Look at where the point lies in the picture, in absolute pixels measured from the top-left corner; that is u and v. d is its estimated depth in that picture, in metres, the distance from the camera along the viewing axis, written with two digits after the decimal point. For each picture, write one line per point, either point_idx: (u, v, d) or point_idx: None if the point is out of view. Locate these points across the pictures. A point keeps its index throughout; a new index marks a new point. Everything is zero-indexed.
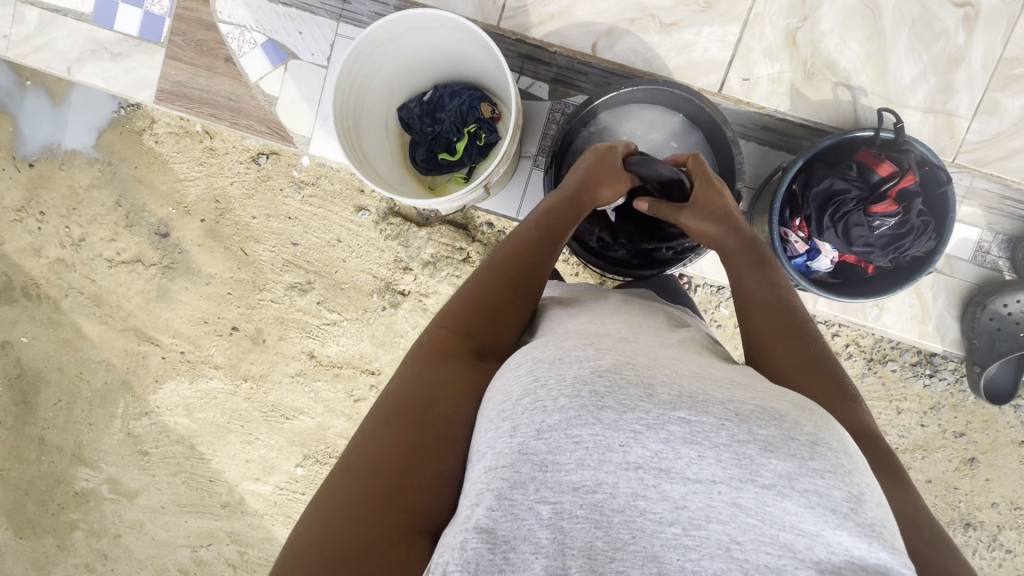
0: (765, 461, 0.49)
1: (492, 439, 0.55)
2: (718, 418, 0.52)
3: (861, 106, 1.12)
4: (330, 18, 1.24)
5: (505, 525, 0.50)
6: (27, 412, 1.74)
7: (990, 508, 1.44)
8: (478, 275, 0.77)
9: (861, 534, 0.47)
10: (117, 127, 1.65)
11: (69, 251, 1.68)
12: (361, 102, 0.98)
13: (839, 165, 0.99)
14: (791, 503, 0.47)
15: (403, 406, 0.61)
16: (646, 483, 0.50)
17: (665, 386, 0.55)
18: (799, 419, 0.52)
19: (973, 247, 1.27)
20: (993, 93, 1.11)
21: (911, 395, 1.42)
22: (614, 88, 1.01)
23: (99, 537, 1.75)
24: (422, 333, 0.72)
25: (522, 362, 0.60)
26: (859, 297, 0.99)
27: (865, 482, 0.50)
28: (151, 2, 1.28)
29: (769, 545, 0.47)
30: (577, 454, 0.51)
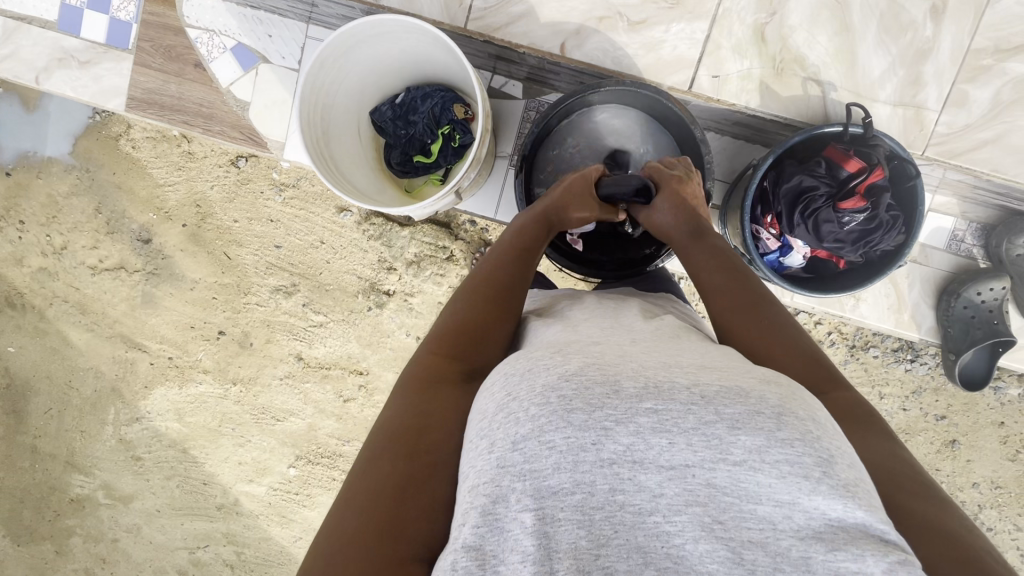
0: (734, 439, 0.50)
1: (472, 457, 0.55)
2: (685, 402, 0.52)
3: (831, 100, 1.12)
4: (299, 20, 1.23)
5: (492, 540, 0.51)
6: (18, 421, 1.74)
7: (971, 488, 1.46)
8: (461, 298, 0.78)
9: (836, 495, 0.47)
10: (93, 133, 1.63)
11: (52, 259, 1.67)
12: (330, 112, 0.97)
13: (809, 162, 1.00)
14: (765, 476, 0.49)
15: (396, 435, 0.62)
16: (623, 478, 0.51)
17: (630, 379, 0.55)
18: (765, 393, 0.53)
19: (949, 236, 1.25)
20: (962, 85, 1.11)
21: (893, 380, 1.44)
22: (581, 90, 1.01)
23: (97, 542, 1.77)
24: (413, 359, 0.72)
25: (496, 379, 0.60)
26: (831, 292, 0.99)
27: (834, 444, 0.51)
28: (116, 8, 1.26)
29: (750, 521, 0.48)
30: (553, 459, 0.51)
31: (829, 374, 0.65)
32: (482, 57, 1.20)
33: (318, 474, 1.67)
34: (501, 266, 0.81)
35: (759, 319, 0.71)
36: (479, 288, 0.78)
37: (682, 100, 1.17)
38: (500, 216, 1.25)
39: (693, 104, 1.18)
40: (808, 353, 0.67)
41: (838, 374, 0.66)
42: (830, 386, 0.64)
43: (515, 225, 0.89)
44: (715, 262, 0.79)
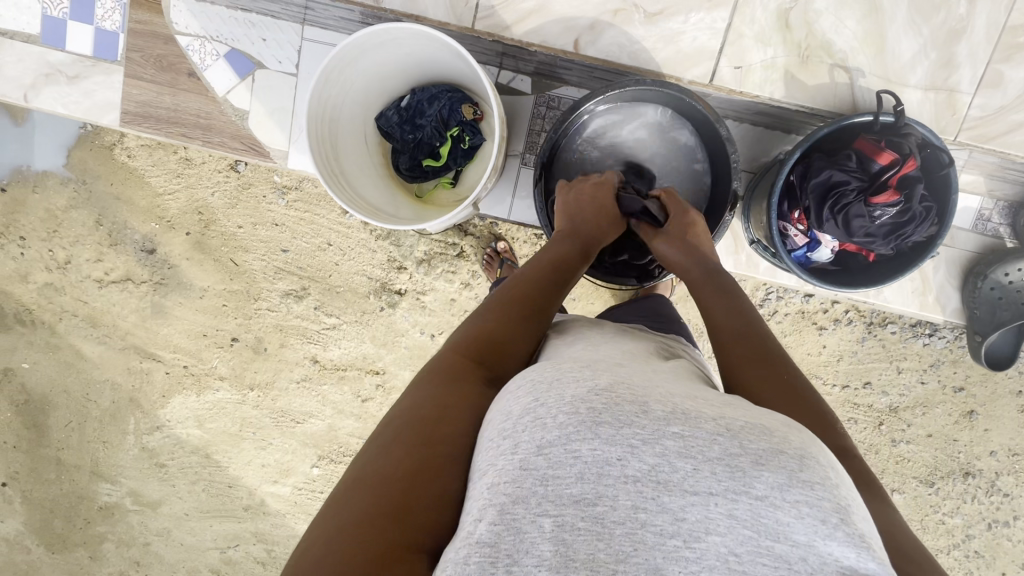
0: (757, 474, 0.49)
1: (492, 457, 0.54)
2: (711, 432, 0.52)
3: (859, 87, 1.09)
4: (294, 21, 1.17)
5: (508, 539, 0.48)
6: (39, 435, 1.75)
7: (989, 456, 1.48)
8: (490, 305, 0.76)
9: (851, 543, 0.46)
10: (86, 144, 1.59)
11: (57, 274, 1.65)
12: (337, 122, 0.94)
13: (838, 155, 0.97)
14: (784, 514, 0.47)
15: (410, 425, 0.60)
16: (646, 496, 0.49)
17: (658, 402, 0.54)
18: (788, 434, 0.53)
19: (974, 216, 1.23)
20: (996, 65, 1.08)
21: (911, 354, 1.45)
22: (600, 93, 0.97)
23: (129, 546, 1.79)
24: (433, 357, 0.70)
25: (522, 382, 0.60)
26: (853, 287, 0.98)
27: (850, 492, 0.51)
28: (101, 17, 1.20)
29: (766, 557, 0.46)
30: (577, 468, 0.50)
31: (840, 440, 0.64)
32: (489, 55, 1.17)
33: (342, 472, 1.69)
34: (536, 282, 0.80)
35: (768, 368, 0.70)
36: (507, 300, 0.76)
37: (702, 93, 1.14)
38: (513, 217, 1.21)
39: (714, 96, 1.15)
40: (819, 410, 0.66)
41: (846, 440, 0.65)
42: (837, 453, 0.62)
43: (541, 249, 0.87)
44: (729, 309, 0.79)
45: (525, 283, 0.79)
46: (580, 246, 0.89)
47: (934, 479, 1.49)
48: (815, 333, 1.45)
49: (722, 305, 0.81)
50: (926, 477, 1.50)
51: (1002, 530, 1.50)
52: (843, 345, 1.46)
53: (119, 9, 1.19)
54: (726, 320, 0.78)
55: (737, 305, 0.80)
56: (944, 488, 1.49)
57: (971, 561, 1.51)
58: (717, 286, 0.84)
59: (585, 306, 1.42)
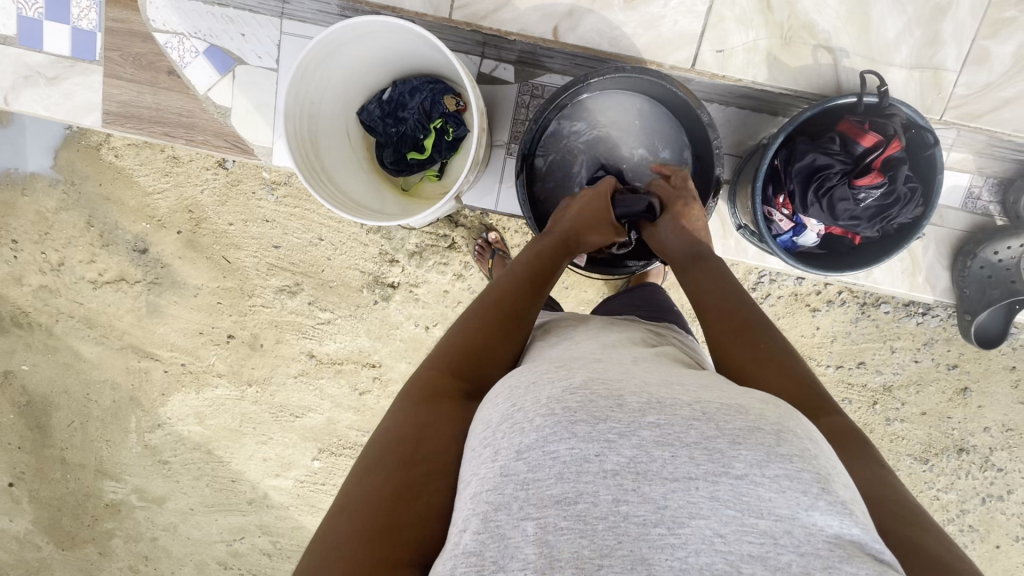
0: (735, 454, 0.49)
1: (475, 465, 0.54)
2: (687, 418, 0.52)
3: (843, 69, 1.08)
4: (272, 15, 1.16)
5: (493, 547, 0.49)
6: (43, 435, 1.76)
7: (983, 432, 1.49)
8: (470, 316, 0.76)
9: (833, 512, 0.47)
10: (73, 145, 1.58)
11: (51, 277, 1.65)
12: (317, 117, 0.93)
13: (821, 138, 0.96)
14: (764, 489, 0.47)
15: (393, 446, 0.60)
16: (626, 488, 0.49)
17: (633, 394, 0.55)
18: (763, 411, 0.54)
19: (964, 194, 1.22)
20: (982, 41, 1.07)
21: (904, 333, 1.45)
22: (580, 81, 0.96)
23: (137, 541, 1.81)
24: (414, 375, 0.70)
25: (501, 390, 0.60)
26: (838, 271, 0.98)
27: (829, 462, 0.51)
28: (77, 17, 1.18)
29: (751, 534, 0.46)
30: (557, 469, 0.50)
31: (817, 397, 0.66)
32: (469, 44, 1.15)
33: (342, 464, 1.70)
34: (521, 282, 0.81)
35: (753, 344, 0.72)
36: (491, 301, 0.78)
37: (684, 78, 1.13)
38: (500, 209, 1.20)
39: (697, 81, 1.14)
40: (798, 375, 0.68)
41: (828, 399, 0.66)
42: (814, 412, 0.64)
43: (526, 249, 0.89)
44: (717, 290, 0.80)
45: (504, 291, 0.79)
46: (563, 246, 0.90)
47: (928, 456, 1.50)
48: (808, 315, 1.45)
49: (708, 284, 0.82)
50: (921, 454, 1.51)
51: (997, 504, 1.51)
52: (837, 326, 1.46)
53: (95, 8, 1.18)
54: (713, 301, 0.79)
55: (722, 284, 0.81)
56: (939, 465, 1.51)
57: (966, 535, 1.53)
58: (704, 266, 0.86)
59: (576, 295, 1.42)
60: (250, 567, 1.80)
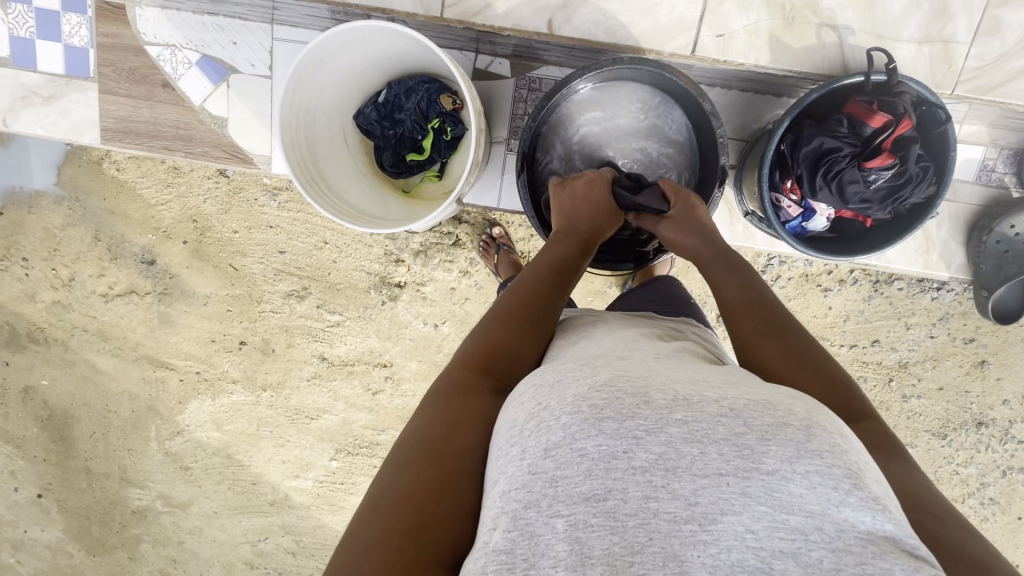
0: (765, 450, 0.48)
1: (502, 464, 0.53)
2: (715, 414, 0.51)
3: (849, 47, 1.05)
4: (262, 21, 1.15)
5: (523, 544, 0.47)
6: (67, 447, 1.78)
7: (1002, 405, 1.47)
8: (495, 320, 0.73)
9: (864, 507, 0.46)
10: (75, 161, 1.59)
11: (63, 292, 1.67)
12: (312, 126, 0.92)
13: (828, 121, 0.94)
14: (796, 485, 0.46)
15: (420, 445, 0.59)
16: (656, 485, 0.48)
17: (659, 392, 0.54)
18: (792, 407, 0.52)
19: (979, 166, 1.19)
20: (992, 11, 1.04)
21: (919, 309, 1.43)
22: (577, 76, 0.95)
23: (165, 545, 1.84)
24: (443, 373, 0.68)
25: (525, 388, 0.59)
26: (848, 256, 0.97)
27: (861, 459, 0.50)
28: (69, 34, 1.18)
29: (783, 530, 0.45)
30: (585, 466, 0.49)
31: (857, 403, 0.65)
32: (463, 41, 1.14)
33: (359, 463, 1.71)
34: (533, 289, 0.77)
35: (781, 337, 0.71)
36: (511, 309, 0.74)
37: (685, 65, 1.11)
38: (503, 205, 1.19)
39: (698, 67, 1.12)
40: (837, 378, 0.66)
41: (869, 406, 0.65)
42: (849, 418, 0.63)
43: (538, 256, 0.84)
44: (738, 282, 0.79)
45: (526, 292, 0.77)
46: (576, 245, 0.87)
47: (946, 431, 1.49)
48: (820, 295, 1.44)
49: (733, 281, 0.80)
50: (939, 430, 1.49)
51: (1018, 476, 1.50)
52: (850, 305, 1.44)
53: (85, 24, 1.17)
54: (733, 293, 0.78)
55: (750, 283, 0.79)
56: (957, 440, 1.49)
57: (987, 508, 1.52)
58: (729, 264, 0.83)
59: (584, 286, 1.41)
60: (275, 566, 1.82)
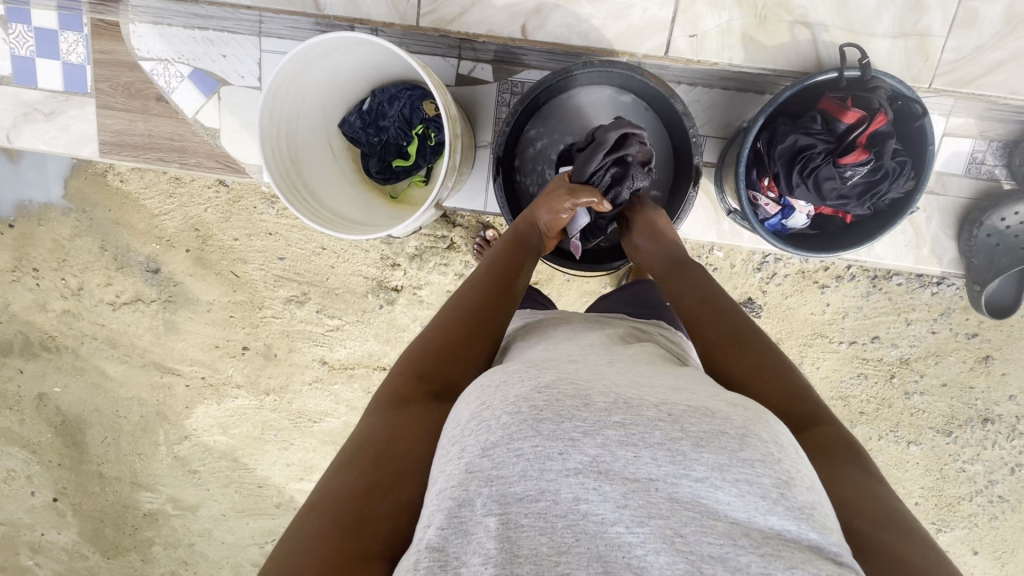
0: (697, 456, 0.49)
1: (443, 463, 0.54)
2: (652, 418, 0.51)
3: (822, 43, 1.06)
4: (251, 34, 1.18)
5: (455, 542, 0.48)
6: (80, 452, 1.83)
7: (1008, 401, 1.44)
8: (439, 318, 0.77)
9: (791, 516, 0.47)
10: (81, 173, 1.63)
11: (73, 300, 1.71)
12: (294, 137, 0.94)
13: (802, 118, 0.94)
14: (723, 493, 0.48)
15: (366, 447, 0.60)
16: (587, 487, 0.49)
17: (601, 395, 0.54)
18: (730, 414, 0.53)
19: (967, 160, 1.17)
20: (968, 3, 1.05)
21: (920, 305, 1.41)
22: (550, 80, 0.96)
23: (176, 547, 1.87)
24: (386, 378, 0.70)
25: (473, 388, 0.60)
26: (831, 252, 0.96)
27: (794, 466, 0.50)
28: (66, 51, 1.22)
29: (711, 534, 0.46)
30: (520, 466, 0.50)
31: (812, 409, 0.65)
32: (444, 48, 1.15)
33: None
34: (481, 290, 0.80)
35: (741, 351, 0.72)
36: (456, 311, 0.76)
37: (661, 66, 1.13)
38: (489, 208, 1.20)
39: (675, 68, 1.14)
40: (794, 388, 0.67)
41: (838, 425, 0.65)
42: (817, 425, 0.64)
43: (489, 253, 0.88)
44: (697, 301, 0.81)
45: (465, 289, 0.80)
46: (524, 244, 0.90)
47: (952, 428, 1.46)
48: (817, 291, 1.42)
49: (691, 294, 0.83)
50: (944, 427, 1.47)
51: None
52: (848, 301, 1.42)
53: (82, 41, 1.21)
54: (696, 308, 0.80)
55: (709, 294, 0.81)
56: (963, 437, 1.46)
57: (996, 507, 1.49)
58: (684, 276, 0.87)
59: (578, 287, 1.41)
60: None
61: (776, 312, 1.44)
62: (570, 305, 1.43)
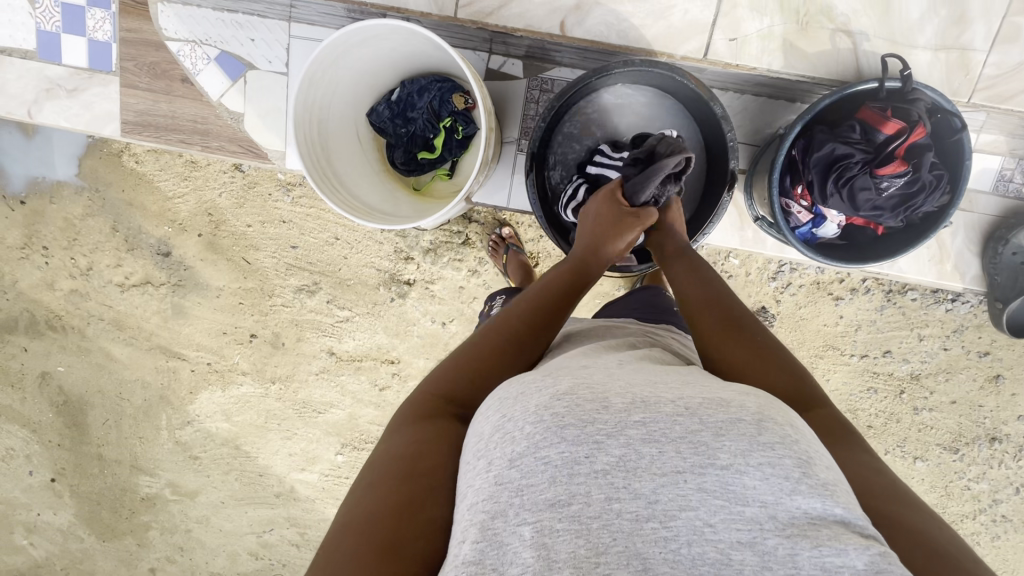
0: (719, 445, 0.49)
1: (470, 477, 0.53)
2: (670, 414, 0.51)
3: (864, 55, 1.07)
4: (281, 19, 1.18)
5: (492, 554, 0.47)
6: (80, 433, 1.82)
7: (1016, 421, 1.44)
8: (472, 341, 0.74)
9: (817, 494, 0.46)
10: (96, 153, 1.62)
11: (81, 280, 1.70)
12: (323, 128, 0.93)
13: (841, 126, 0.94)
14: (750, 477, 0.47)
15: (395, 463, 0.59)
16: (617, 486, 0.48)
17: (618, 395, 0.54)
18: (744, 403, 0.53)
19: (995, 177, 1.17)
20: (1011, 18, 1.05)
21: (933, 320, 1.41)
22: (589, 77, 0.96)
23: (173, 533, 1.86)
24: (409, 394, 0.69)
25: (491, 401, 0.59)
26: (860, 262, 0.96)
27: (811, 447, 0.50)
28: (92, 28, 1.21)
29: (740, 522, 0.46)
30: (548, 473, 0.49)
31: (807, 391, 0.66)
32: (476, 41, 1.15)
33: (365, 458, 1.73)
34: (517, 321, 0.76)
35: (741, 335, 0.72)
36: (490, 337, 0.74)
37: (697, 69, 1.13)
38: (513, 204, 1.19)
39: (710, 72, 1.14)
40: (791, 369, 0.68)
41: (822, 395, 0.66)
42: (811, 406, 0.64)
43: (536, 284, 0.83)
44: (694, 279, 0.83)
45: (503, 319, 0.77)
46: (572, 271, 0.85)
47: (958, 445, 1.46)
48: (831, 303, 1.42)
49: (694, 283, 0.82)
50: (951, 443, 1.47)
51: None
52: (861, 314, 1.42)
53: (109, 19, 1.20)
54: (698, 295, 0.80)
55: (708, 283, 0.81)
56: (970, 454, 1.46)
57: (999, 525, 1.49)
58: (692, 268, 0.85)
59: (591, 288, 1.41)
60: (281, 557, 1.84)
61: (790, 322, 1.44)
62: (582, 307, 1.43)
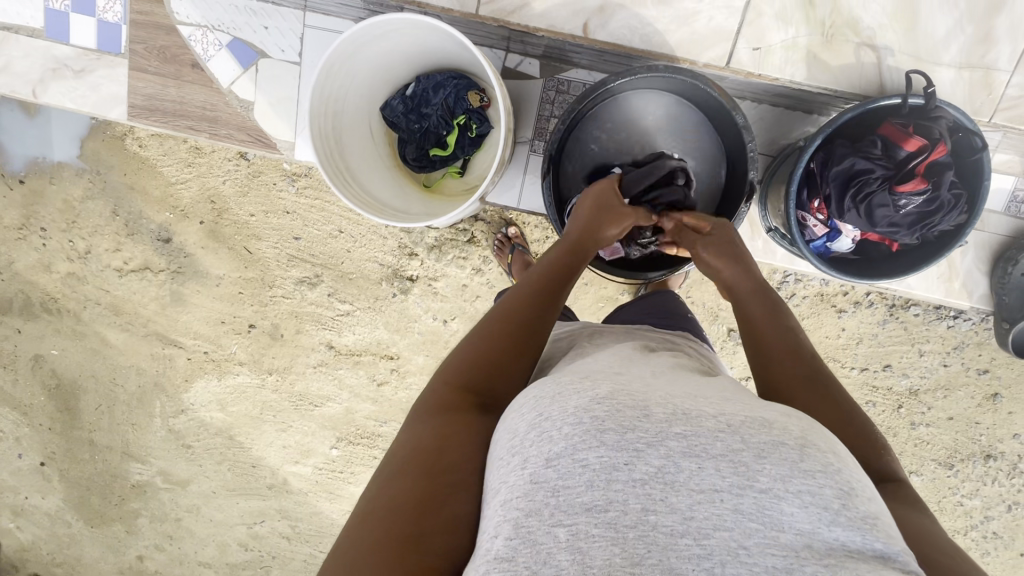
0: (759, 467, 0.48)
1: (504, 474, 0.53)
2: (712, 429, 0.50)
3: (888, 69, 1.07)
4: (296, 8, 1.16)
5: (525, 552, 0.47)
6: (71, 418, 1.80)
7: (1012, 439, 1.45)
8: (483, 325, 0.73)
9: (854, 527, 0.46)
10: (98, 135, 1.60)
11: (78, 264, 1.68)
12: (338, 119, 0.92)
13: (862, 142, 0.95)
14: (787, 504, 0.46)
15: (415, 457, 0.58)
16: (654, 498, 0.47)
17: (659, 405, 0.53)
18: (787, 424, 0.52)
19: (1008, 198, 1.17)
20: None
21: (934, 337, 1.41)
22: (611, 81, 0.94)
23: (162, 521, 1.85)
24: (427, 386, 0.68)
25: (524, 399, 0.58)
26: (874, 278, 0.96)
27: (852, 474, 0.49)
28: (103, 9, 1.19)
29: (774, 548, 0.45)
30: (587, 476, 0.48)
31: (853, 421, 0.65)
32: (494, 39, 1.14)
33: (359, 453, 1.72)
34: (525, 303, 0.75)
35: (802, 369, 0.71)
36: (500, 321, 0.72)
37: (717, 76, 1.13)
38: (522, 205, 1.19)
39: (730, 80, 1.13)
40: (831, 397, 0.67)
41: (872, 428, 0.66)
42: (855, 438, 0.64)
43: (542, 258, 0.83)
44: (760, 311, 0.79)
45: (511, 300, 0.76)
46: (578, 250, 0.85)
47: (953, 461, 1.47)
48: (834, 315, 1.42)
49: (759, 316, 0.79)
50: (946, 459, 1.47)
51: None
52: (864, 328, 1.42)
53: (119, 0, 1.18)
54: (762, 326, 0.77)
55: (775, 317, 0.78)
56: (964, 471, 1.47)
57: (989, 542, 1.50)
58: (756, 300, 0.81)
59: (596, 291, 1.40)
60: (270, 550, 1.83)
61: None
62: (586, 310, 1.43)
